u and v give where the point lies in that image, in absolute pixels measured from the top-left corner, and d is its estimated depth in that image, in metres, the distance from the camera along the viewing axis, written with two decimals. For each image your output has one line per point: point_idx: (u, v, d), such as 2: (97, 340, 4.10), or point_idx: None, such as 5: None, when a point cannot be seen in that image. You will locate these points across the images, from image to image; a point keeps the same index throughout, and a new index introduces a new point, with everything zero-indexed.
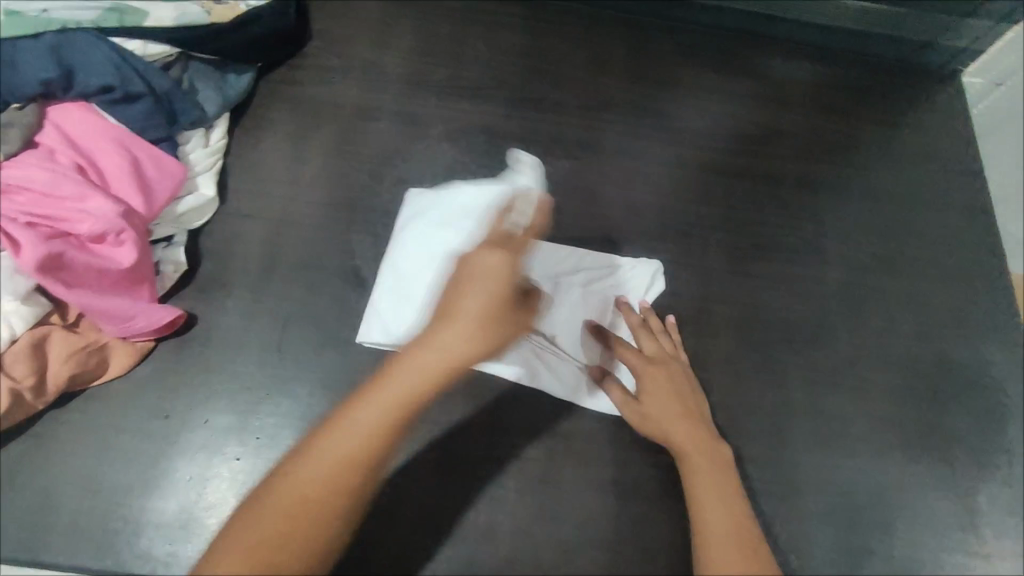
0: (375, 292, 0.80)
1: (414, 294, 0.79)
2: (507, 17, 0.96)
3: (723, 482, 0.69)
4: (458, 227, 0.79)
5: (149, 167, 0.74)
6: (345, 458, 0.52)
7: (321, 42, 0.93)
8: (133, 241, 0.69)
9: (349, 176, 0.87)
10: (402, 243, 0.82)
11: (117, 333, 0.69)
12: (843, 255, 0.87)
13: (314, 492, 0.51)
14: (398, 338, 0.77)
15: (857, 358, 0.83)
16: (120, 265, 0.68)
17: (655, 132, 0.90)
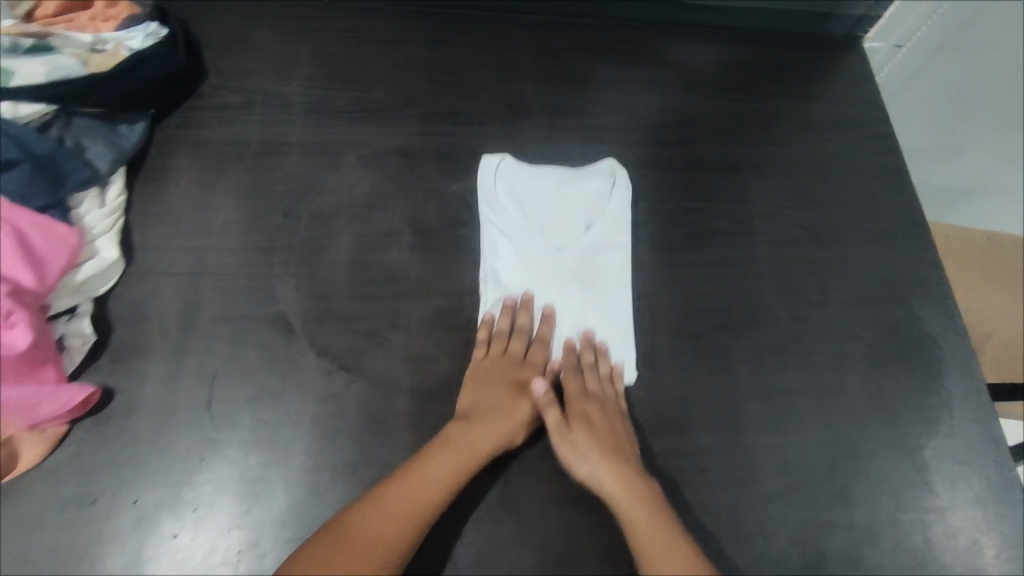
0: (489, 179, 0.87)
1: (527, 204, 0.86)
2: (408, 35, 0.98)
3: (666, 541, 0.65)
4: (580, 218, 0.87)
5: (36, 236, 0.68)
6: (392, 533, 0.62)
7: (218, 79, 0.90)
8: (25, 322, 0.63)
9: (264, 211, 0.82)
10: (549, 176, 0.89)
11: (22, 422, 0.64)
12: (766, 231, 0.90)
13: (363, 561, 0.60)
14: (486, 210, 0.85)
15: (794, 331, 0.84)
16: (13, 348, 0.62)
17: (571, 135, 0.93)
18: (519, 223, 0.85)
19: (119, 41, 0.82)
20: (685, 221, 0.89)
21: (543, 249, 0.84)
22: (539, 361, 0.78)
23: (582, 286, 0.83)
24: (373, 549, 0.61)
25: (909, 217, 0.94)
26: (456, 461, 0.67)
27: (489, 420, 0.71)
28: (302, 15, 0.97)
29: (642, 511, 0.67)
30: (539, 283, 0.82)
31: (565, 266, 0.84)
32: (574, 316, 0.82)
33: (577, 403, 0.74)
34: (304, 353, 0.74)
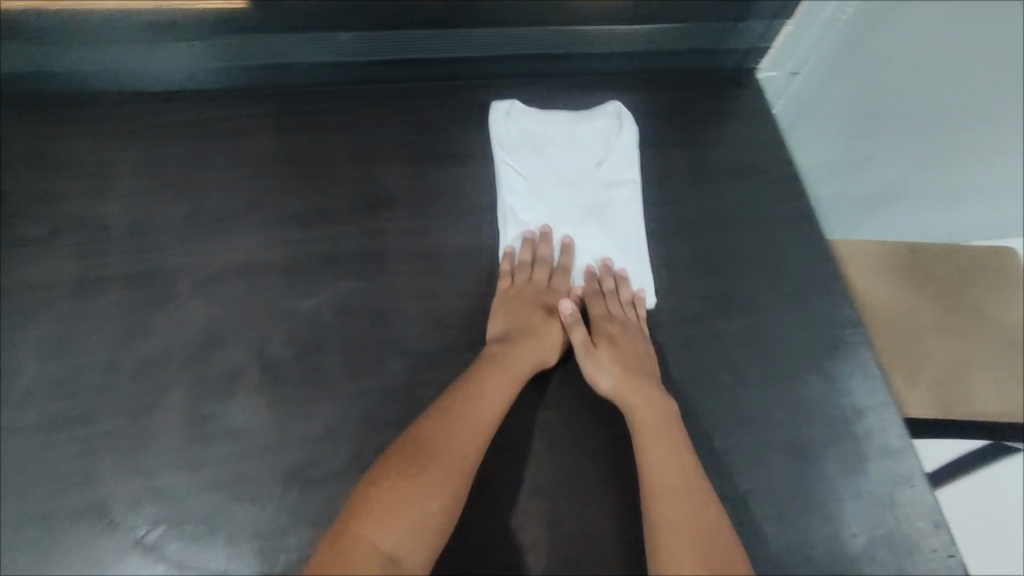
0: (501, 124, 0.88)
1: (537, 143, 0.88)
2: (251, 124, 0.86)
3: (682, 471, 0.66)
4: (587, 154, 0.88)
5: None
6: (435, 464, 0.63)
7: (17, 208, 0.77)
8: None
9: (76, 370, 0.69)
10: (553, 118, 0.89)
11: None
12: (668, 308, 0.81)
13: (408, 489, 0.61)
14: (503, 149, 0.86)
15: (707, 423, 0.75)
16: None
17: (444, 221, 0.83)
18: (531, 162, 0.86)
19: None
20: (650, 207, 0.88)
21: (554, 186, 0.86)
22: (562, 289, 0.80)
23: (600, 217, 0.85)
24: (433, 472, 0.62)
25: (822, 268, 0.86)
26: (496, 391, 0.69)
27: (513, 353, 0.72)
28: (120, 113, 0.84)
29: (656, 419, 0.69)
30: (561, 216, 0.85)
31: (580, 203, 0.86)
32: (594, 245, 0.84)
33: (605, 326, 0.76)
34: (127, 544, 0.62)
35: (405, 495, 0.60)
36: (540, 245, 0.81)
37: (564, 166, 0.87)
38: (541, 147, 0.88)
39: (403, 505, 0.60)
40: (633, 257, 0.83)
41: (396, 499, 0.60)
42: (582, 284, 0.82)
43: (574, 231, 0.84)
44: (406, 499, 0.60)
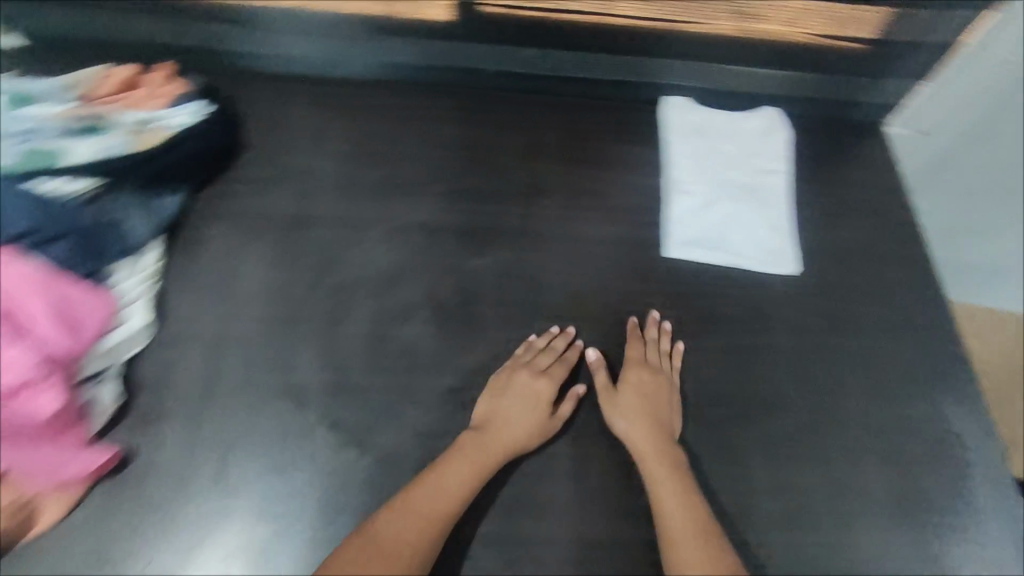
0: (671, 115, 1.04)
1: (702, 133, 1.04)
2: (439, 114, 1.02)
3: (694, 512, 0.70)
4: (744, 146, 1.03)
5: (78, 300, 0.72)
6: (383, 551, 0.64)
7: (253, 153, 0.95)
8: (59, 389, 0.66)
9: (286, 283, 0.84)
10: (714, 116, 1.05)
11: (47, 483, 0.67)
12: (785, 318, 0.89)
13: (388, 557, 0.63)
14: (671, 136, 1.03)
15: (813, 423, 0.82)
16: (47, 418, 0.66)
17: (591, 215, 0.95)
18: (695, 147, 1.02)
19: (167, 117, 0.87)
20: (797, 196, 1.01)
21: (716, 168, 1.01)
22: (715, 255, 0.93)
23: (752, 198, 0.98)
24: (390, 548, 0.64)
25: (935, 308, 0.92)
26: (456, 472, 0.70)
27: (524, 412, 0.76)
28: (336, 92, 1.02)
29: (661, 457, 0.74)
30: (718, 192, 0.98)
31: (735, 186, 1.00)
32: (746, 219, 0.96)
33: (631, 369, 0.81)
34: (315, 427, 0.76)
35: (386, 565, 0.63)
36: (697, 215, 0.96)
37: (723, 154, 1.02)
38: (704, 137, 1.03)
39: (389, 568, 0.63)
40: (786, 228, 0.96)
41: (367, 563, 0.63)
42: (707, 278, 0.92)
43: (730, 207, 0.97)
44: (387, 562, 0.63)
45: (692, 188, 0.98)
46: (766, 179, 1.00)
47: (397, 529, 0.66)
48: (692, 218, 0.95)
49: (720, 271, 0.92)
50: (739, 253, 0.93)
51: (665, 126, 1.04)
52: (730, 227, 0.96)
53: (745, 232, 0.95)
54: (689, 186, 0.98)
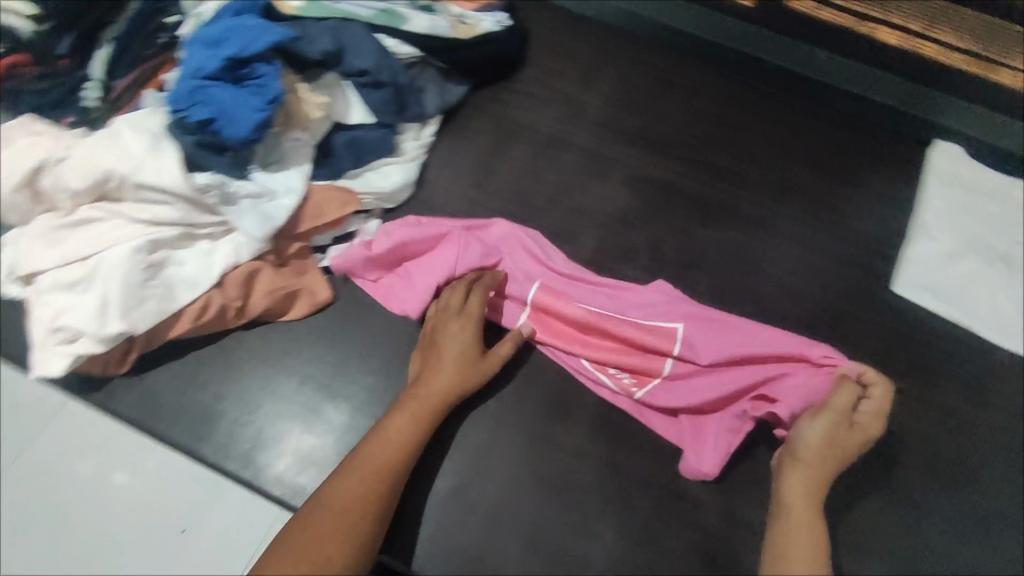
0: (940, 158, 0.99)
1: (973, 188, 0.97)
2: (705, 85, 1.03)
3: (806, 549, 0.63)
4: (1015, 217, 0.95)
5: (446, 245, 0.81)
6: (365, 479, 0.66)
7: (531, 70, 1.03)
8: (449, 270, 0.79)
9: (530, 192, 0.92)
10: (988, 175, 0.98)
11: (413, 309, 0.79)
12: (1008, 399, 0.83)
13: (359, 495, 0.65)
14: (935, 180, 0.98)
15: (1005, 510, 0.77)
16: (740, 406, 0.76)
17: (827, 227, 0.94)
18: (957, 198, 0.96)
19: (477, 21, 0.98)
20: None
21: (974, 226, 0.94)
22: (944, 310, 0.88)
23: (1008, 270, 0.91)
24: (360, 469, 0.66)
25: None
26: (407, 424, 0.70)
27: (464, 359, 0.74)
28: (615, 37, 1.07)
29: (794, 527, 0.65)
30: (968, 252, 0.92)
31: (990, 248, 0.93)
32: (992, 287, 0.90)
33: (848, 440, 0.69)
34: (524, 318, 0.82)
35: (361, 499, 0.64)
36: (935, 264, 0.92)
37: (987, 216, 0.95)
38: (973, 194, 0.97)
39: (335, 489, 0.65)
40: None
41: (355, 490, 0.65)
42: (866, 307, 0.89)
43: (975, 268, 0.91)
44: (368, 497, 0.65)
45: (935, 237, 0.94)
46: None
47: (397, 427, 0.70)
48: (930, 267, 0.91)
49: (942, 325, 0.88)
50: (975, 315, 0.88)
51: (933, 164, 0.99)
52: (967, 287, 0.90)
53: (988, 298, 0.89)
54: (934, 235, 0.94)
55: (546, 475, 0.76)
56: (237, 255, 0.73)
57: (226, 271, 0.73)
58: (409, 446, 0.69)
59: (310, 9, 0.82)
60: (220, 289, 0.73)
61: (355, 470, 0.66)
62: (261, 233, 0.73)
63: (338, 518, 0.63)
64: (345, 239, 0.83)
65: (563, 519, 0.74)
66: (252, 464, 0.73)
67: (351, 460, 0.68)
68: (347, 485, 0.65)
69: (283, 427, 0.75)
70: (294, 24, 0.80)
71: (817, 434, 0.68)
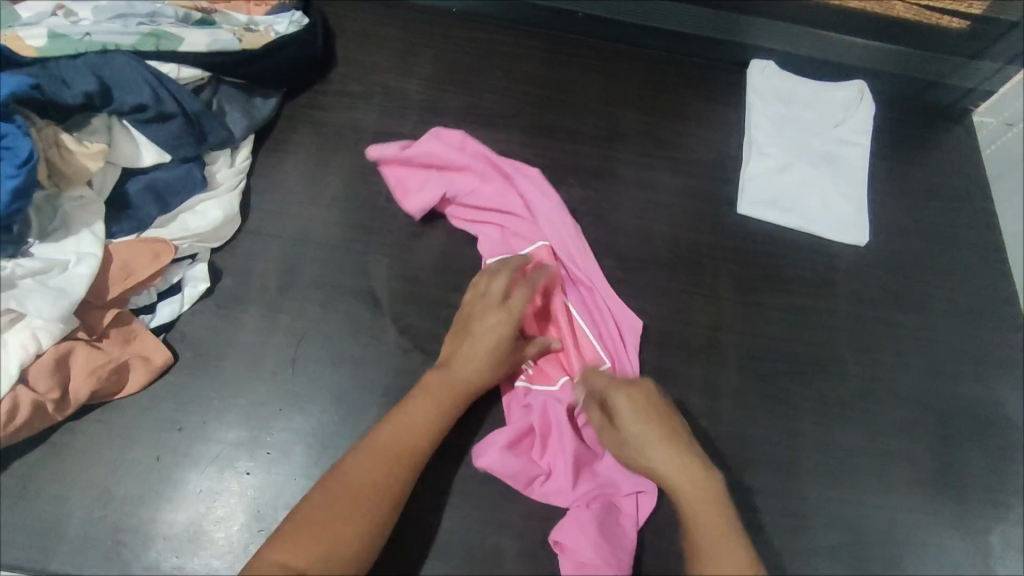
0: (756, 76, 1.03)
1: (788, 98, 1.02)
2: (525, 49, 1.02)
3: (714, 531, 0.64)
4: (828, 117, 1.01)
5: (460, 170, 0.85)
6: (370, 474, 0.63)
7: (344, 67, 0.97)
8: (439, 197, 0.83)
9: (367, 195, 0.87)
10: (800, 82, 1.03)
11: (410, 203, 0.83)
12: (855, 289, 0.90)
13: (359, 492, 0.62)
14: (755, 96, 1.01)
15: (869, 391, 0.83)
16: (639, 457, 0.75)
17: (667, 165, 0.96)
18: (777, 111, 1.01)
19: (268, 25, 0.89)
20: (874, 170, 1.00)
21: (797, 134, 0.99)
22: (782, 218, 0.93)
23: (831, 168, 0.97)
24: (367, 461, 0.64)
25: (1003, 298, 0.92)
26: (429, 410, 0.68)
27: (497, 352, 0.70)
28: (425, 18, 1.03)
29: (693, 513, 0.65)
30: (795, 159, 0.97)
31: (812, 151, 0.98)
32: (820, 187, 0.96)
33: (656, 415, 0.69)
34: (386, 328, 0.78)
35: (361, 497, 0.62)
36: (770, 176, 0.96)
37: (805, 122, 1.01)
38: (789, 103, 1.02)
39: (332, 488, 0.62)
40: (860, 200, 0.95)
41: (357, 489, 0.62)
42: (717, 234, 0.91)
43: (804, 173, 0.96)
44: (371, 496, 0.62)
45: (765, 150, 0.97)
46: (846, 150, 0.99)
47: (385, 447, 0.65)
48: (765, 181, 0.95)
49: (786, 234, 0.92)
50: (812, 217, 0.93)
51: (750, 82, 1.03)
52: (799, 192, 0.95)
53: (819, 198, 0.95)
54: (763, 149, 0.98)
55: (444, 479, 0.73)
56: (39, 342, 0.65)
57: (29, 363, 0.64)
58: (430, 424, 0.67)
59: (54, 48, 0.72)
60: (28, 385, 0.65)
61: (364, 450, 0.65)
62: (57, 313, 0.64)
63: (348, 502, 0.61)
64: (172, 293, 0.76)
65: (468, 519, 0.72)
66: (116, 561, 0.65)
67: (354, 454, 0.65)
68: (355, 466, 0.63)
69: (143, 511, 0.67)
70: (45, 66, 0.71)
71: (631, 419, 0.68)
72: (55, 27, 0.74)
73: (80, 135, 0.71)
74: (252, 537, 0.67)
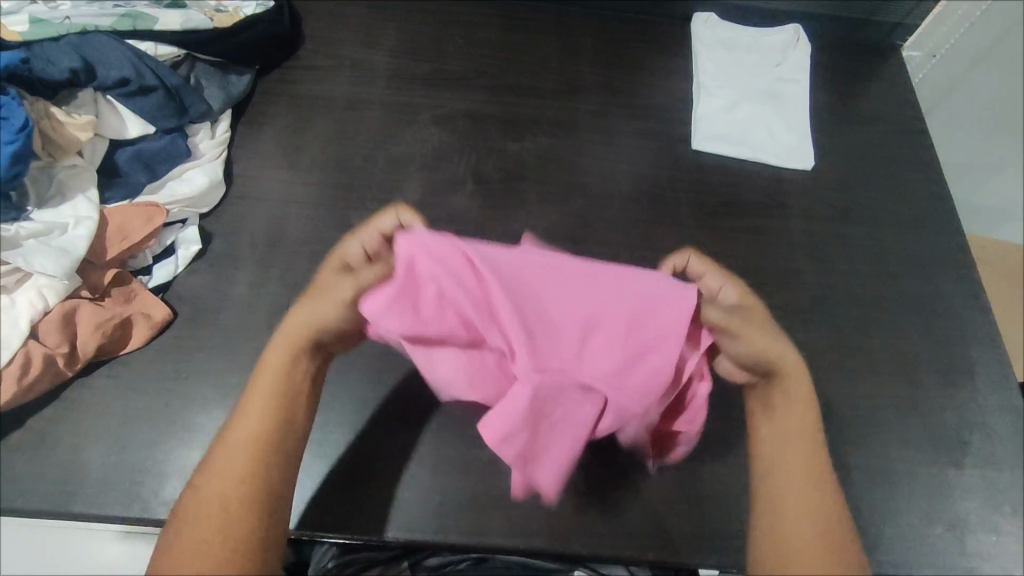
0: (698, 26, 1.10)
1: (731, 44, 1.09)
2: (481, 17, 1.08)
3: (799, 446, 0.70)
4: (768, 59, 1.09)
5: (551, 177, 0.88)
6: (230, 460, 0.64)
7: (312, 45, 1.02)
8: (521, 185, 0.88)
9: (344, 156, 0.92)
10: (740, 29, 1.11)
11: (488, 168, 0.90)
12: (805, 208, 0.97)
13: (220, 482, 0.63)
14: (699, 44, 1.09)
15: (825, 296, 0.90)
16: (626, 439, 0.75)
17: (623, 111, 1.02)
18: (721, 55, 1.08)
19: (237, 7, 0.94)
20: (814, 103, 1.07)
21: (740, 76, 1.07)
22: (733, 150, 0.99)
23: (774, 104, 1.05)
24: (229, 448, 0.65)
25: (941, 207, 1.00)
26: (271, 389, 0.68)
27: (330, 305, 0.73)
28: None
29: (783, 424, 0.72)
30: (742, 98, 1.04)
31: (755, 90, 1.06)
32: (765, 121, 1.03)
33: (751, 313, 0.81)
34: None
35: (226, 488, 0.63)
36: (719, 115, 1.03)
37: (748, 65, 1.08)
38: (732, 49, 1.09)
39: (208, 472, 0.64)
40: (803, 130, 1.03)
41: (220, 478, 0.63)
42: (675, 169, 0.98)
43: (750, 109, 1.04)
44: (237, 485, 0.63)
45: (711, 93, 1.05)
46: (787, 87, 1.07)
47: (246, 425, 0.66)
48: (715, 119, 1.02)
49: (738, 164, 0.99)
50: (760, 147, 1.00)
51: (693, 32, 1.11)
52: (746, 127, 1.02)
53: (766, 132, 1.02)
54: (710, 92, 1.05)
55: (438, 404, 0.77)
56: (45, 298, 0.69)
57: (37, 319, 0.69)
58: (257, 429, 0.66)
59: (36, 31, 0.77)
60: (38, 341, 0.69)
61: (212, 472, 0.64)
62: (61, 268, 0.68)
63: (225, 492, 0.63)
64: (166, 255, 0.80)
65: (465, 438, 0.76)
66: (135, 501, 0.69)
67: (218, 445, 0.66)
68: (204, 496, 0.63)
69: (157, 453, 0.71)
70: (30, 49, 0.76)
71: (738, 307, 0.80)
72: (35, 13, 0.79)
73: (66, 108, 0.76)
74: None
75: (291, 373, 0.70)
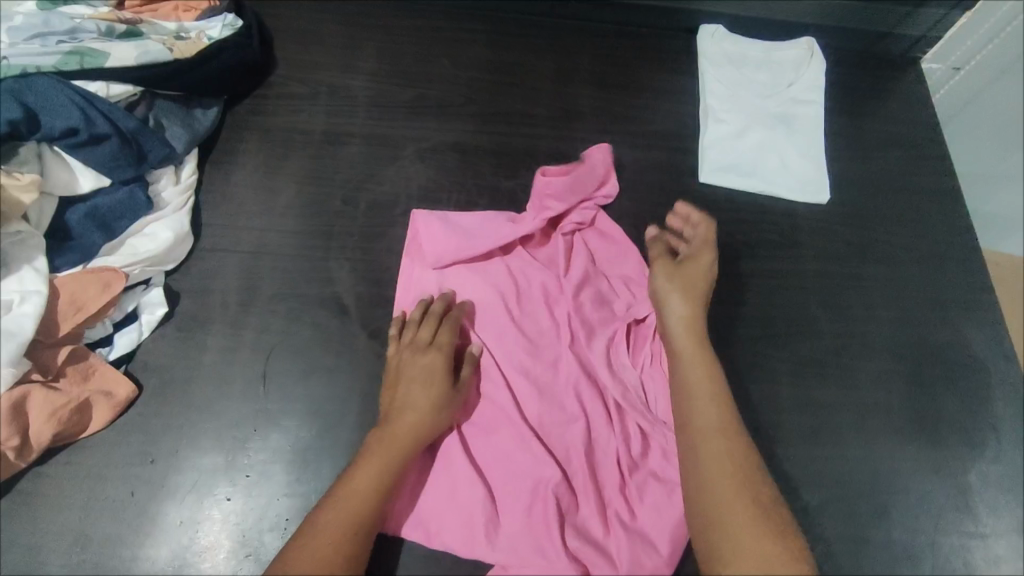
0: (705, 40, 1.02)
1: (740, 60, 1.01)
2: (470, 33, 0.99)
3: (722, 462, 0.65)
4: (779, 77, 1.01)
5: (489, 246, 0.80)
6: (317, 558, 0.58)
7: (285, 69, 0.93)
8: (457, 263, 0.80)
9: (322, 199, 0.84)
10: (749, 43, 1.02)
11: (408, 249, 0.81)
12: (820, 247, 0.90)
13: None
14: (706, 60, 1.01)
15: (841, 346, 0.84)
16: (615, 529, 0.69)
17: (625, 140, 0.95)
18: (729, 74, 1.00)
19: (200, 31, 0.85)
20: (829, 126, 1.00)
21: (750, 97, 0.99)
22: (744, 183, 0.92)
23: (786, 129, 0.97)
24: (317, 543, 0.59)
25: (964, 242, 0.93)
26: (366, 478, 0.63)
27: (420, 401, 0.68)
28: (365, 9, 0.99)
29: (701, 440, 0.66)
30: (752, 123, 0.97)
31: (766, 113, 0.98)
32: (777, 148, 0.96)
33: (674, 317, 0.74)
34: (356, 335, 0.77)
35: None
36: (727, 142, 0.95)
37: (758, 84, 1.00)
38: (741, 66, 1.01)
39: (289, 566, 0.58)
40: (817, 159, 0.96)
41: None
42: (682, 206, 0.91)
43: (760, 135, 0.96)
44: None
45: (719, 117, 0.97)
46: (800, 109, 0.99)
47: (331, 516, 0.61)
48: (723, 147, 0.95)
49: (748, 199, 0.92)
50: (771, 180, 0.93)
51: (699, 47, 1.02)
52: (757, 156, 0.95)
53: (778, 161, 0.95)
54: (718, 116, 0.97)
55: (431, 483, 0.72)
56: None
57: None
58: (349, 522, 0.61)
59: None
60: None
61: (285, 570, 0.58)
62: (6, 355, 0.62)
63: None
64: (129, 322, 0.73)
65: None
66: None
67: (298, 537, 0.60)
68: None
69: (123, 550, 0.65)
70: None
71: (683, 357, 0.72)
72: None
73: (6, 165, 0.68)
74: (239, 564, 0.66)
75: (381, 480, 0.64)
